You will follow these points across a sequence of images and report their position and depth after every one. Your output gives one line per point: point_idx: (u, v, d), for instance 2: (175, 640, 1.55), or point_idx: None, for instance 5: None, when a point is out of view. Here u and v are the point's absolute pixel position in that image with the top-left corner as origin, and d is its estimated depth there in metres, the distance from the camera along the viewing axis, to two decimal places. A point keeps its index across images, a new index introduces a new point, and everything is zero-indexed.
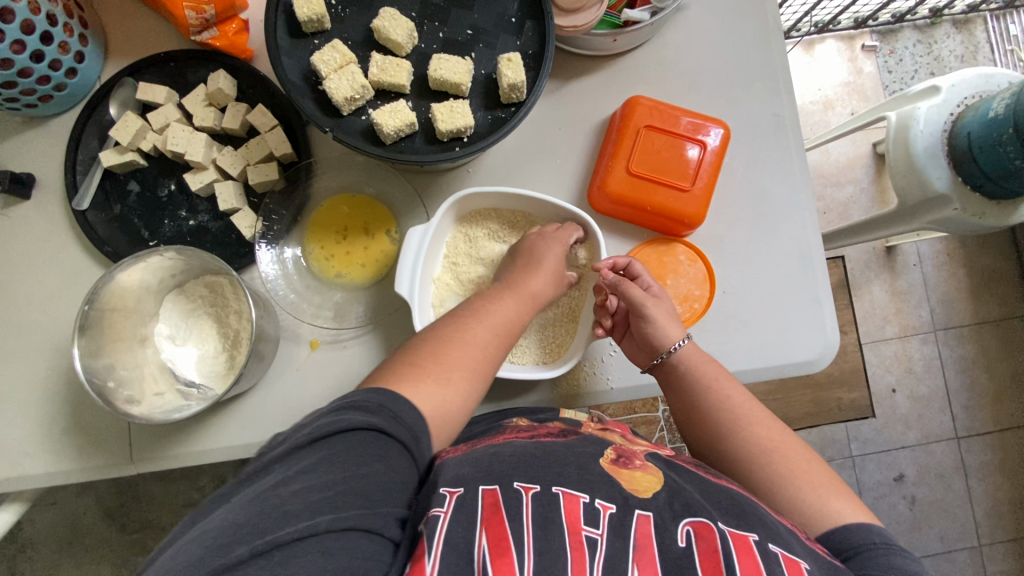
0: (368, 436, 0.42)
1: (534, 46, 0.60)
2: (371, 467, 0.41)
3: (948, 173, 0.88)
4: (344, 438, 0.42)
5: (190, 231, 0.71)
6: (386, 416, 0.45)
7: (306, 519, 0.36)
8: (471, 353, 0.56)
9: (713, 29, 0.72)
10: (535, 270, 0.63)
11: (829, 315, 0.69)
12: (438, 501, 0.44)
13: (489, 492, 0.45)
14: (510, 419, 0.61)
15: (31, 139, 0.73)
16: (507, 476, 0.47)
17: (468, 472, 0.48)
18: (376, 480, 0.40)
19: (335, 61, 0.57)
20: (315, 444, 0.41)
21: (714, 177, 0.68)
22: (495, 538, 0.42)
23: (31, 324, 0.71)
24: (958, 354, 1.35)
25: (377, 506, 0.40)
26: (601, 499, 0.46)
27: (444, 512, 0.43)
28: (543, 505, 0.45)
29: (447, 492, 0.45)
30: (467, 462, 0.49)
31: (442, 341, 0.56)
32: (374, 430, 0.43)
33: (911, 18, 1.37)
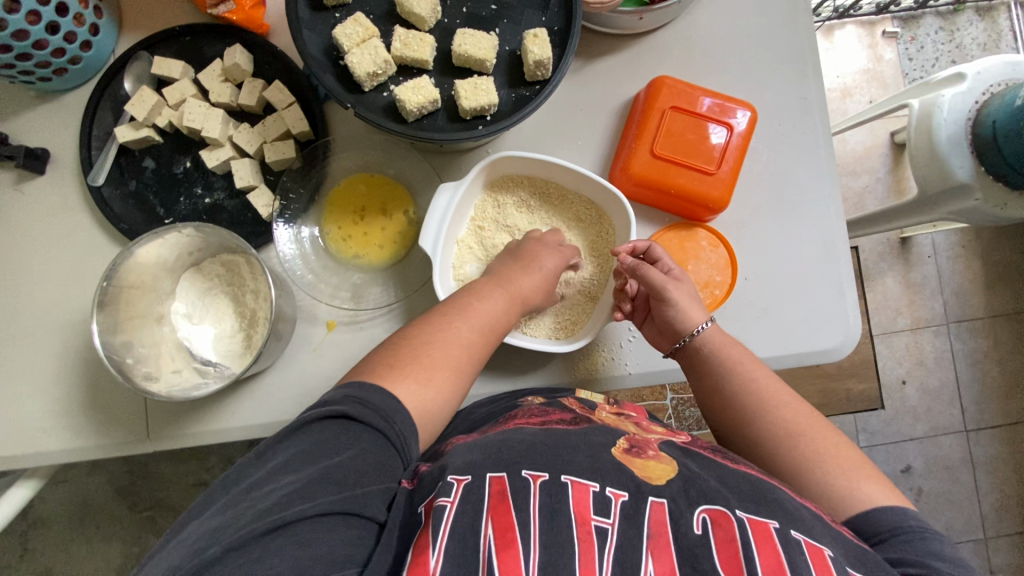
0: (336, 427, 0.44)
1: (560, 22, 0.58)
2: (345, 456, 0.42)
3: (971, 163, 0.86)
4: (313, 432, 0.43)
5: (206, 209, 0.70)
6: (352, 405, 0.45)
7: (278, 511, 0.38)
8: (456, 347, 0.54)
9: (741, 8, 0.70)
10: (529, 267, 0.61)
11: (851, 302, 0.69)
12: (444, 491, 0.44)
13: (495, 479, 0.45)
14: (516, 404, 0.59)
15: (45, 114, 0.72)
16: (515, 464, 0.46)
17: (480, 461, 0.47)
18: (348, 464, 0.42)
19: (357, 35, 0.55)
20: (290, 440, 0.43)
21: (739, 161, 0.66)
22: (501, 529, 0.42)
23: (46, 301, 0.70)
24: (970, 348, 1.34)
25: (351, 492, 0.41)
26: (612, 487, 0.45)
27: (449, 502, 0.43)
28: (551, 496, 0.44)
29: (455, 480, 0.45)
30: (476, 448, 0.49)
31: (421, 339, 0.54)
32: (340, 417, 0.45)
33: (934, 4, 1.34)
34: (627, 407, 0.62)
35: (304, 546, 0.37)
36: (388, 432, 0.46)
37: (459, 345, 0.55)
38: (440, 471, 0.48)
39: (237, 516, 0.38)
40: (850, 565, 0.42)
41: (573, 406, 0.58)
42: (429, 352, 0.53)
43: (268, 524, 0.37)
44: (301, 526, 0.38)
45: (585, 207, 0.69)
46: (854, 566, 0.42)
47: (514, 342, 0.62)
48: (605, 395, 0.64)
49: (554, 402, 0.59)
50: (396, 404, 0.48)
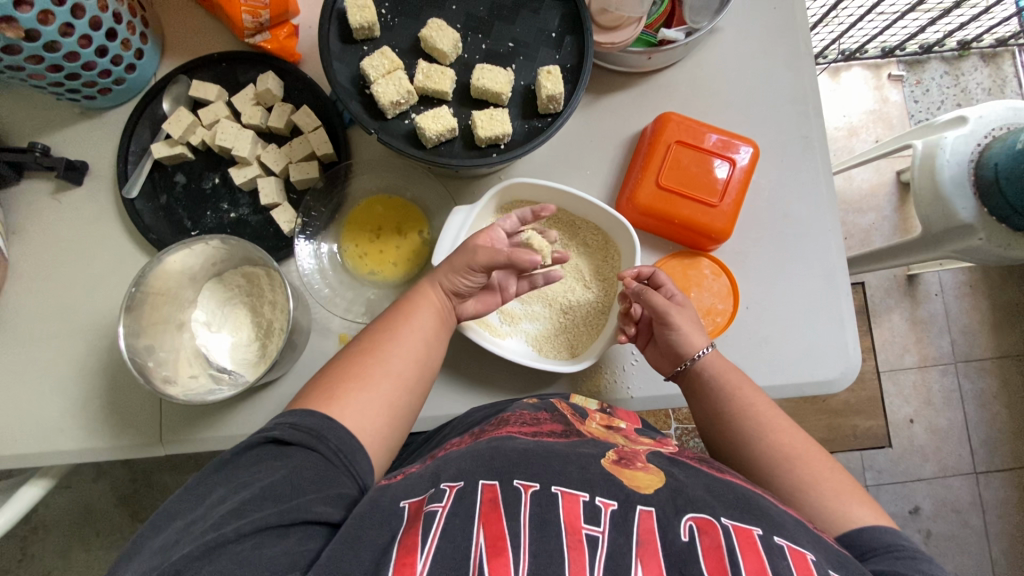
0: (265, 453, 0.47)
1: (573, 60, 0.63)
2: (276, 471, 0.45)
3: (973, 203, 0.89)
4: (243, 463, 0.46)
5: (231, 223, 0.73)
6: (284, 429, 0.49)
7: (214, 531, 0.41)
8: (396, 365, 0.57)
9: (747, 51, 0.73)
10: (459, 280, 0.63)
11: (851, 335, 0.70)
12: (437, 497, 0.46)
13: (488, 487, 0.47)
14: (509, 408, 0.61)
15: (87, 129, 0.77)
16: (507, 473, 0.48)
17: (471, 467, 0.49)
18: (277, 481, 0.45)
19: (383, 67, 0.59)
20: (220, 472, 0.46)
21: (742, 194, 0.69)
22: (493, 537, 0.43)
23: (74, 306, 0.74)
24: (978, 388, 1.33)
25: (283, 500, 0.44)
26: (601, 496, 0.46)
27: (441, 507, 0.45)
28: (541, 505, 0.45)
29: (447, 487, 0.47)
30: (468, 456, 0.50)
31: (351, 368, 0.56)
32: (271, 442, 0.48)
33: (938, 50, 1.39)
34: (619, 413, 0.64)
35: (243, 562, 0.40)
36: (323, 448, 0.49)
37: (399, 363, 0.58)
38: (432, 479, 0.49)
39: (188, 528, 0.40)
40: (832, 569, 0.43)
41: (564, 412, 0.60)
42: (374, 371, 0.56)
43: (208, 543, 0.40)
44: (240, 543, 0.41)
45: (591, 232, 0.71)
46: (836, 569, 0.43)
47: (513, 358, 0.64)
48: (601, 403, 0.66)
49: (545, 408, 0.60)
50: (330, 422, 0.50)
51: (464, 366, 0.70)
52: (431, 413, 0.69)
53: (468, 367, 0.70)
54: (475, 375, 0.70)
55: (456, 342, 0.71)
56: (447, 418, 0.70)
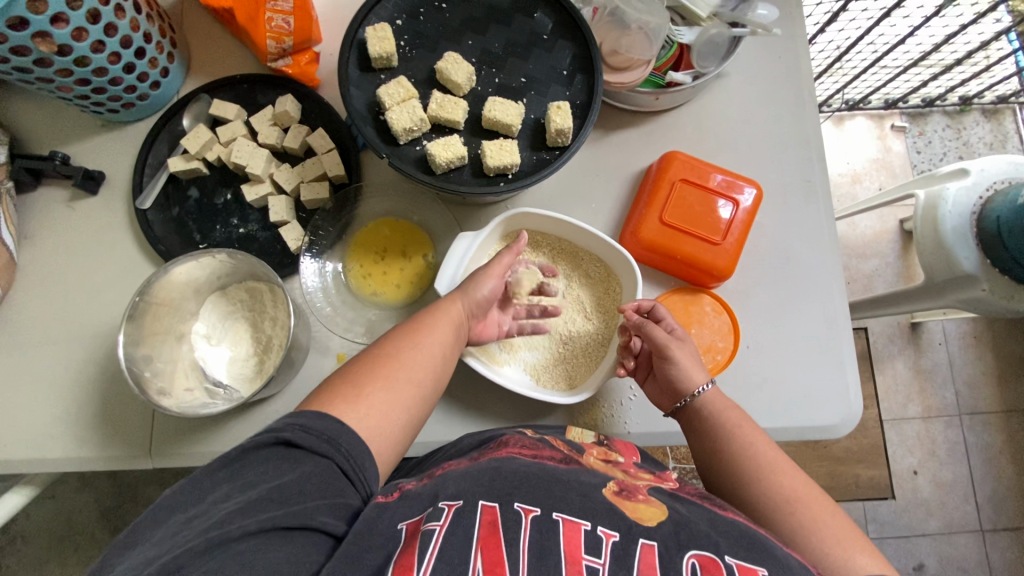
0: (274, 453, 0.45)
1: (582, 97, 0.64)
2: (282, 475, 0.44)
3: (976, 254, 0.90)
4: (251, 462, 0.44)
5: (239, 238, 0.75)
6: (298, 433, 0.47)
7: (218, 528, 0.40)
8: (404, 378, 0.56)
9: (752, 96, 0.75)
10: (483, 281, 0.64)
11: (852, 379, 0.70)
12: (434, 516, 0.46)
13: (487, 508, 0.46)
14: (506, 433, 0.60)
15: (106, 141, 0.79)
16: (508, 496, 0.47)
17: (469, 487, 0.48)
18: (284, 484, 0.43)
19: (399, 95, 0.61)
20: (226, 469, 0.44)
21: (744, 234, 0.70)
22: (490, 562, 0.42)
23: (76, 312, 0.74)
24: (984, 441, 1.31)
25: (291, 506, 0.43)
26: (603, 526, 0.45)
27: (439, 526, 0.44)
28: (541, 531, 0.44)
29: (446, 505, 0.46)
30: (469, 476, 0.50)
31: (359, 380, 0.55)
32: (282, 444, 0.46)
33: (940, 104, 1.43)
34: (617, 445, 0.63)
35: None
36: (335, 454, 0.47)
37: (407, 373, 0.56)
38: (428, 499, 0.48)
39: (173, 541, 0.39)
40: None
41: (561, 445, 0.58)
42: (386, 381, 0.55)
43: (212, 540, 0.39)
44: (242, 543, 0.40)
45: (595, 265, 0.72)
46: None
47: (511, 387, 0.64)
48: (596, 435, 0.65)
49: (544, 438, 0.59)
50: (341, 425, 0.49)
51: (462, 392, 0.70)
52: (425, 438, 0.69)
53: (466, 393, 0.70)
54: (471, 401, 0.70)
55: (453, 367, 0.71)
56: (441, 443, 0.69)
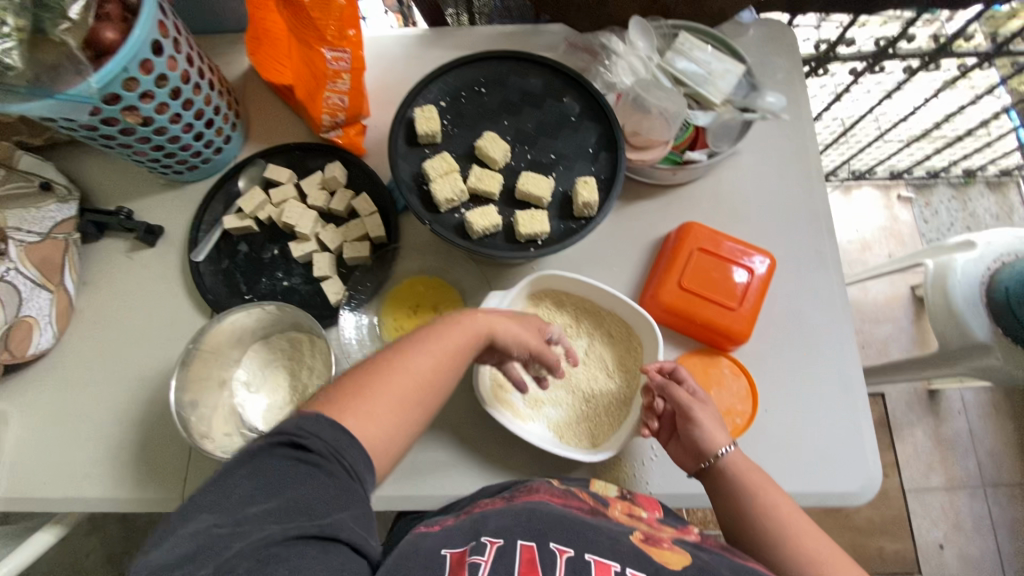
0: (284, 458, 0.45)
1: (607, 172, 0.71)
2: (296, 480, 0.44)
3: (988, 323, 0.92)
4: (269, 463, 0.44)
5: (282, 290, 0.80)
6: (306, 437, 0.47)
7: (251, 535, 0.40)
8: (394, 388, 0.55)
9: (763, 172, 0.81)
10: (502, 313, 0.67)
11: (871, 446, 0.71)
12: (478, 549, 0.47)
13: (526, 547, 0.48)
14: (535, 481, 0.63)
15: (167, 198, 0.86)
16: (543, 535, 0.49)
17: (509, 525, 0.50)
18: (299, 487, 0.44)
19: (440, 168, 0.68)
20: (246, 468, 0.44)
21: (759, 301, 0.73)
22: None
23: (125, 355, 0.79)
24: (1011, 515, 1.27)
25: (310, 510, 0.43)
26: (633, 568, 0.47)
27: (483, 559, 0.46)
28: (575, 571, 0.46)
29: (489, 541, 0.48)
30: (507, 515, 0.52)
31: (349, 387, 0.54)
32: (296, 447, 0.46)
33: (945, 176, 1.50)
34: (641, 501, 0.64)
35: None
36: (341, 466, 0.47)
37: (412, 376, 0.56)
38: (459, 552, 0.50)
39: None
40: None
41: (587, 498, 0.60)
42: (375, 389, 0.54)
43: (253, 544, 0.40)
44: (284, 547, 0.40)
45: (617, 326, 0.76)
46: None
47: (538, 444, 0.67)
48: (619, 489, 0.66)
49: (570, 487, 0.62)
50: (349, 440, 0.49)
51: (485, 445, 0.72)
52: (451, 490, 0.71)
53: (490, 446, 0.72)
54: (495, 455, 0.72)
55: (479, 420, 0.74)
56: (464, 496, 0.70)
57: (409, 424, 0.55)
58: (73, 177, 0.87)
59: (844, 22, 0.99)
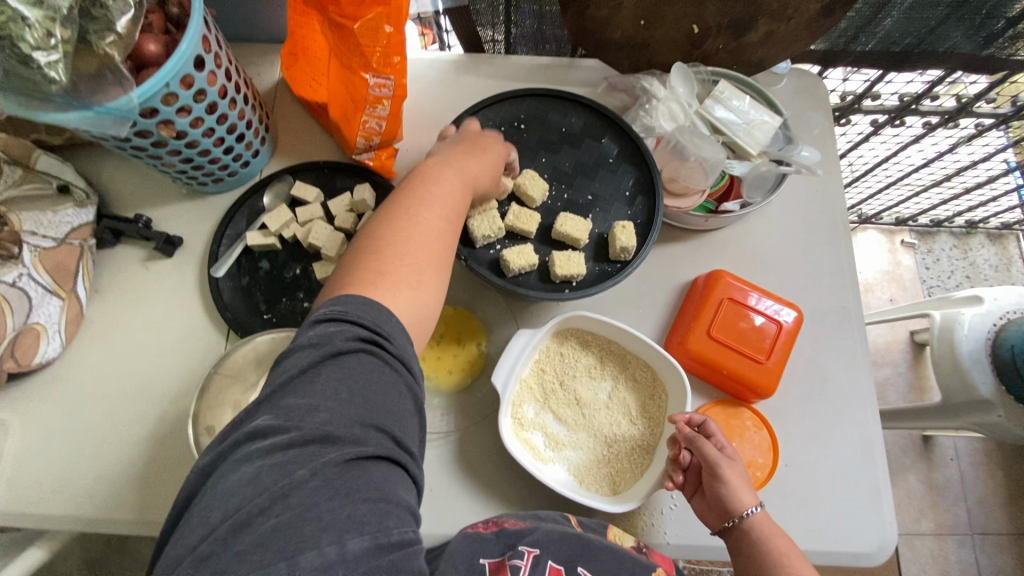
0: (360, 352, 0.43)
1: (643, 217, 0.70)
2: (371, 377, 0.43)
3: (992, 380, 0.94)
4: (352, 361, 0.43)
5: (302, 311, 0.78)
6: (370, 321, 0.45)
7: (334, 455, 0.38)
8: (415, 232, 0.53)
9: (791, 223, 0.82)
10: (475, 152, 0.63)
11: (887, 507, 0.71)
12: (517, 556, 0.55)
13: (555, 568, 0.55)
14: (546, 512, 0.64)
15: (188, 208, 0.84)
16: (573, 561, 0.56)
17: (546, 540, 0.57)
18: (374, 382, 0.43)
19: (482, 204, 0.67)
20: (329, 365, 0.42)
21: (786, 354, 0.74)
22: None
23: (134, 368, 0.77)
24: (998, 565, 1.29)
25: (383, 418, 0.42)
26: None
27: (523, 564, 0.54)
28: None
29: (527, 550, 0.56)
30: (540, 535, 0.58)
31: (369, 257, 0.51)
32: (368, 347, 0.44)
33: (948, 225, 1.53)
34: (654, 556, 0.63)
35: None
36: (407, 372, 0.46)
37: (421, 234, 0.54)
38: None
39: None
40: None
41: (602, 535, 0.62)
42: (392, 262, 0.51)
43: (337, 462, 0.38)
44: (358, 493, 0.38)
45: (642, 370, 0.75)
46: None
47: (564, 493, 0.65)
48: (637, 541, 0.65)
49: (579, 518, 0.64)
50: (389, 317, 0.47)
51: (503, 484, 0.71)
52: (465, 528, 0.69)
53: (508, 485, 0.71)
54: (512, 496, 0.71)
55: (497, 459, 0.72)
56: None
57: (438, 278, 0.54)
58: (91, 180, 0.85)
59: (872, 75, 1.01)
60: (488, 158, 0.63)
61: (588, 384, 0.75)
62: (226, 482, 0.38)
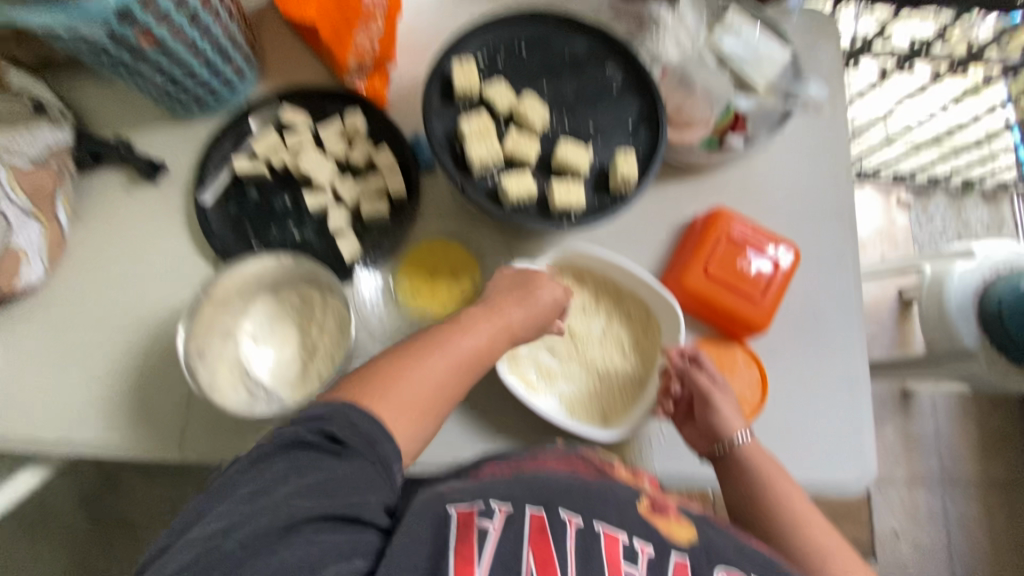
0: (313, 445, 0.47)
1: (645, 148, 0.69)
2: (322, 466, 0.46)
3: (976, 332, 0.95)
4: (301, 452, 0.46)
5: (293, 243, 0.76)
6: (340, 425, 0.48)
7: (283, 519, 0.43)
8: (418, 389, 0.55)
9: (793, 164, 0.80)
10: (521, 300, 0.64)
11: (868, 443, 0.73)
12: (487, 513, 0.49)
13: (535, 514, 0.50)
14: (540, 447, 0.65)
15: (171, 133, 0.81)
16: (554, 501, 0.51)
17: (518, 491, 0.52)
18: (324, 469, 0.46)
19: (478, 128, 0.65)
20: (283, 451, 0.46)
21: (781, 294, 0.74)
22: (542, 563, 0.46)
23: (120, 296, 0.75)
24: (963, 511, 1.35)
25: (338, 496, 0.45)
26: (639, 540, 0.50)
27: (492, 526, 0.48)
28: (585, 541, 0.49)
29: (498, 506, 0.50)
30: (514, 483, 0.53)
31: (384, 370, 0.55)
32: (325, 438, 0.48)
33: (944, 184, 1.52)
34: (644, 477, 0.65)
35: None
36: (369, 453, 0.48)
37: (421, 375, 0.56)
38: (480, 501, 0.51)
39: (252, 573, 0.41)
40: None
41: (592, 462, 0.62)
42: (406, 370, 0.55)
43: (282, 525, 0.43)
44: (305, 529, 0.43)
45: (636, 306, 0.75)
46: None
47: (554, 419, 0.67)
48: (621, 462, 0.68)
49: (571, 452, 0.63)
50: (370, 419, 0.50)
51: (495, 415, 0.72)
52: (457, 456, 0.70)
53: (500, 416, 0.72)
54: (505, 427, 0.71)
55: (490, 391, 0.72)
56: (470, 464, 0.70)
57: (452, 399, 0.58)
58: (68, 102, 0.80)
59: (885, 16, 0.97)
60: (536, 305, 0.65)
61: (582, 318, 0.75)
62: (192, 529, 0.43)
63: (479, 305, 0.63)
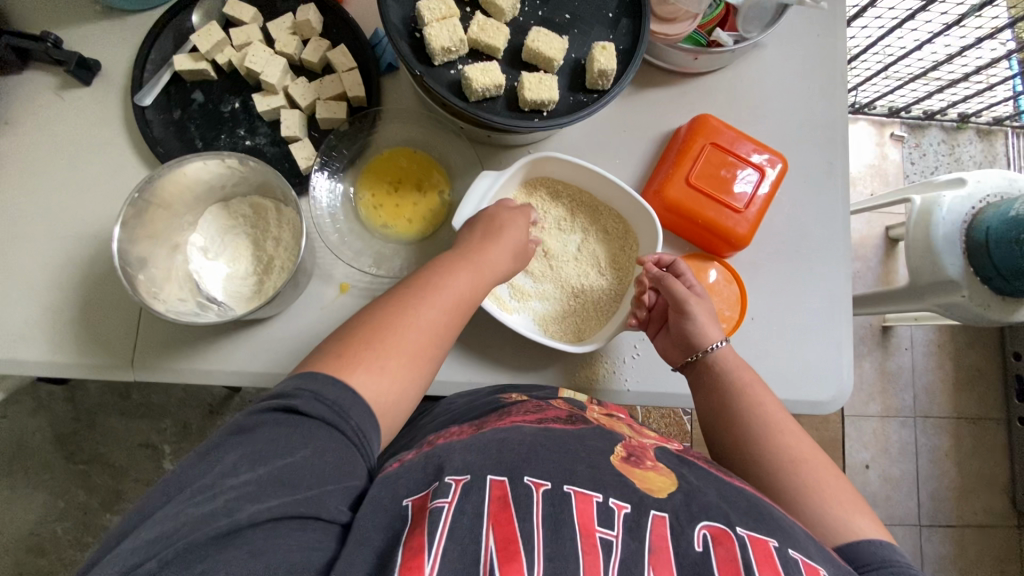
0: (276, 419, 0.44)
1: (625, 43, 0.62)
2: (280, 443, 0.43)
3: (961, 262, 0.93)
4: (261, 430, 0.43)
5: (245, 150, 0.70)
6: (304, 399, 0.46)
7: (224, 517, 0.38)
8: (403, 343, 0.54)
9: (785, 72, 0.75)
10: (493, 239, 0.62)
11: (847, 361, 0.71)
12: (441, 492, 0.44)
13: (495, 484, 0.45)
14: (504, 401, 0.60)
15: (105, 29, 0.72)
16: (517, 469, 0.47)
17: (476, 460, 0.47)
18: (280, 450, 0.42)
19: (440, 11, 0.58)
20: (236, 438, 0.43)
21: (765, 207, 0.70)
22: (503, 540, 0.42)
23: (58, 210, 0.69)
24: (933, 444, 1.38)
25: (292, 485, 0.41)
26: (614, 499, 0.46)
27: (446, 503, 0.43)
28: (554, 505, 0.44)
29: (452, 481, 0.45)
30: (473, 448, 0.49)
31: (361, 334, 0.53)
32: (289, 411, 0.45)
33: (940, 118, 1.47)
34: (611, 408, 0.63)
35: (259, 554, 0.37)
36: (345, 428, 0.46)
37: (410, 332, 0.55)
38: (437, 469, 0.47)
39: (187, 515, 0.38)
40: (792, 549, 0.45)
41: (562, 405, 0.60)
42: (386, 332, 0.53)
43: (220, 529, 0.38)
44: (253, 530, 0.38)
45: (613, 221, 0.71)
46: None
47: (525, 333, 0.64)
48: (591, 398, 0.66)
49: (540, 401, 0.60)
50: (348, 392, 0.48)
51: (465, 334, 0.69)
52: None
53: (470, 336, 0.69)
54: (475, 346, 0.69)
55: None
56: (439, 384, 0.68)
57: (435, 355, 0.56)
58: None
59: None
60: (508, 243, 0.63)
61: (556, 236, 0.71)
62: (127, 539, 0.38)
63: (456, 253, 0.62)
